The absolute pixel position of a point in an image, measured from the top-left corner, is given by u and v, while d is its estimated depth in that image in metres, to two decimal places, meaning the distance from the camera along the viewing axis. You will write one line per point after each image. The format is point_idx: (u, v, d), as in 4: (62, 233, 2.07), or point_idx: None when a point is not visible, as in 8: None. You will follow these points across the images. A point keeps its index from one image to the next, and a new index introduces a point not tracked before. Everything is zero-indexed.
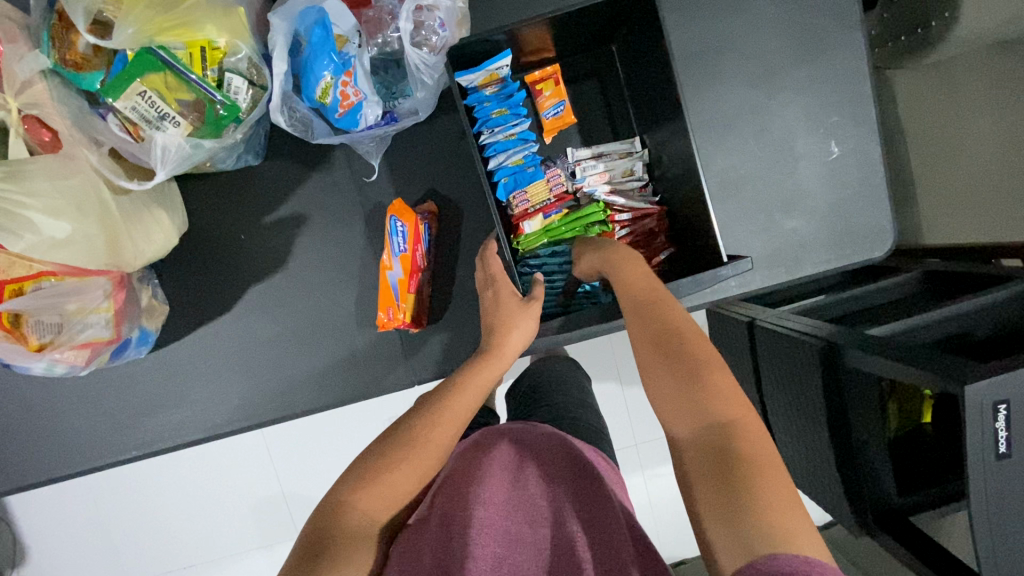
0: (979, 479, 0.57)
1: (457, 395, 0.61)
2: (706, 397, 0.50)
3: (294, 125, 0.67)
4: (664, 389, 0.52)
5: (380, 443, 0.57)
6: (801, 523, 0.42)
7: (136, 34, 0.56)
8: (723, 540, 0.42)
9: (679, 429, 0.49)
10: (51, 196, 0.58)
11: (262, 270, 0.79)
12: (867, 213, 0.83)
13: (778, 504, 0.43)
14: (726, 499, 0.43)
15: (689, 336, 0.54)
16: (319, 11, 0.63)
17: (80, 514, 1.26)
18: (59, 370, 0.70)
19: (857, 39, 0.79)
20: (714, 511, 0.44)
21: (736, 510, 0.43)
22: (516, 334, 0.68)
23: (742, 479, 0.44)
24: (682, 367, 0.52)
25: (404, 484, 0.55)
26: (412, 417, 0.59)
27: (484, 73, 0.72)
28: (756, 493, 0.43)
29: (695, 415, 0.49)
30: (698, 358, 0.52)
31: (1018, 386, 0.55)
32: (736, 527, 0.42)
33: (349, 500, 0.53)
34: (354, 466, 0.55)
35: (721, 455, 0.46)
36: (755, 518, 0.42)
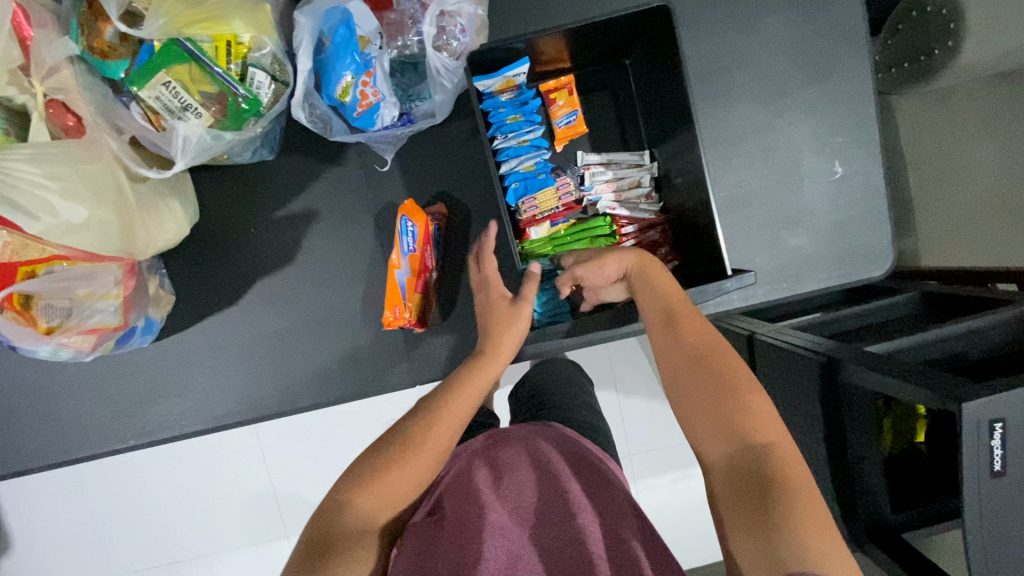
0: (973, 496, 0.58)
1: (453, 396, 0.62)
2: (740, 418, 0.54)
3: (313, 122, 0.68)
4: (697, 410, 0.56)
5: (377, 444, 0.59)
6: (832, 541, 0.46)
7: (166, 26, 0.57)
8: (754, 554, 0.47)
9: (713, 451, 0.54)
10: (71, 180, 0.59)
11: (272, 265, 0.80)
12: (869, 233, 0.84)
13: (808, 522, 0.47)
14: (757, 518, 0.48)
15: (727, 356, 0.58)
16: (343, 11, 0.64)
17: (68, 504, 1.25)
18: (65, 355, 0.70)
19: (865, 63, 0.81)
20: (746, 528, 0.48)
21: (767, 526, 0.47)
22: (512, 333, 0.68)
23: (772, 497, 0.49)
24: (720, 387, 0.56)
25: (400, 486, 0.56)
26: (412, 417, 0.60)
27: (501, 79, 0.74)
28: (787, 514, 0.47)
29: (730, 436, 0.54)
30: (735, 378, 0.56)
31: (1014, 405, 0.56)
32: (766, 541, 0.47)
33: (346, 500, 0.55)
34: (353, 468, 0.57)
35: (754, 476, 0.51)
36: (784, 533, 0.46)
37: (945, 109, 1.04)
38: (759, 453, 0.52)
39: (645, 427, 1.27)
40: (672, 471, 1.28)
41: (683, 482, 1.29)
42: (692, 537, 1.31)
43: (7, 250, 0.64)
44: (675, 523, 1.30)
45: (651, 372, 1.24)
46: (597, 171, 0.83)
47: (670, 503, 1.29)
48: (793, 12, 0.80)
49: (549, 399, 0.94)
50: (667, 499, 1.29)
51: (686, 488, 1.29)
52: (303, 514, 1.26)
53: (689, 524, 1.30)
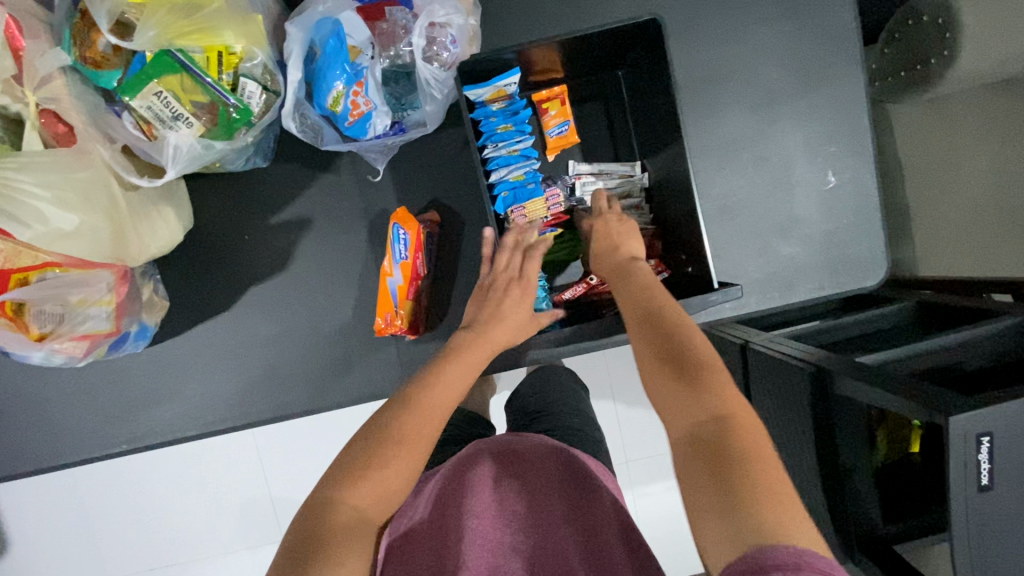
0: (960, 511, 0.58)
1: (439, 390, 0.61)
2: (704, 395, 0.51)
3: (305, 131, 0.68)
4: (663, 393, 0.54)
5: (363, 436, 0.57)
6: (795, 517, 0.43)
7: (156, 37, 0.58)
8: (717, 530, 0.44)
9: (677, 428, 0.51)
10: (62, 188, 0.59)
11: (265, 271, 0.81)
12: (861, 243, 0.84)
13: (769, 497, 0.44)
14: (716, 492, 0.45)
15: (693, 336, 0.56)
16: (334, 21, 0.64)
17: (64, 507, 1.25)
18: (57, 361, 0.70)
19: (857, 73, 0.81)
20: (709, 505, 0.45)
21: (726, 499, 0.44)
22: (502, 325, 0.69)
23: (733, 471, 0.46)
24: (686, 366, 0.53)
25: (392, 482, 0.55)
26: (396, 410, 0.59)
27: (492, 89, 0.75)
28: (747, 487, 0.45)
29: (693, 413, 0.51)
30: (699, 358, 0.54)
31: (1001, 419, 0.56)
32: (726, 517, 0.44)
33: (333, 496, 0.53)
34: (340, 464, 0.56)
35: (713, 449, 0.47)
36: (744, 506, 0.43)
37: (941, 117, 1.04)
38: (722, 427, 0.49)
39: (641, 434, 1.27)
40: (668, 478, 1.28)
41: (679, 490, 1.29)
42: (688, 545, 1.30)
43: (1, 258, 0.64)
44: (670, 531, 1.29)
45: None
46: (586, 180, 0.84)
47: (666, 510, 1.29)
48: (785, 22, 0.80)
49: (543, 407, 0.94)
50: (663, 506, 1.29)
51: (681, 496, 1.28)
52: None
53: (684, 531, 1.30)
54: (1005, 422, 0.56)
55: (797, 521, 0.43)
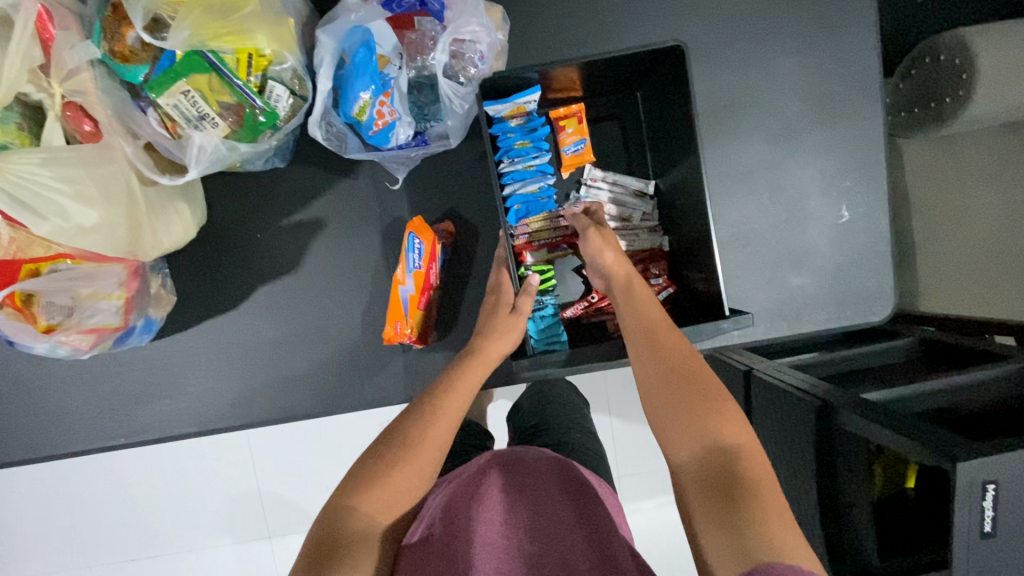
0: (963, 555, 0.58)
1: (449, 394, 0.63)
2: (717, 429, 0.57)
3: (329, 139, 0.69)
4: (669, 423, 0.60)
5: (377, 445, 0.60)
6: (790, 542, 0.49)
7: (190, 37, 0.57)
8: (725, 551, 0.50)
9: (686, 455, 0.57)
10: (83, 182, 0.59)
11: (275, 272, 0.80)
12: (870, 278, 0.85)
13: (776, 524, 0.50)
14: (727, 515, 0.51)
15: (699, 373, 0.62)
16: (365, 31, 0.64)
17: (48, 494, 1.23)
18: (62, 352, 0.70)
19: (877, 111, 0.82)
20: (717, 524, 0.52)
21: (738, 527, 0.50)
22: (499, 340, 0.69)
23: (743, 499, 0.52)
24: (700, 390, 0.60)
25: (401, 491, 0.57)
26: (407, 417, 0.62)
27: (512, 105, 0.74)
28: (754, 519, 0.50)
29: (703, 442, 0.57)
30: (707, 390, 0.60)
31: (1007, 468, 0.56)
32: (736, 541, 0.50)
33: (350, 505, 0.55)
34: (356, 470, 0.58)
35: (726, 479, 0.54)
36: (753, 530, 0.50)
37: (952, 156, 1.05)
38: (730, 455, 0.56)
39: (635, 450, 1.27)
40: (660, 496, 1.28)
41: (670, 508, 1.29)
42: (678, 565, 1.30)
43: (13, 246, 0.64)
44: (659, 548, 1.30)
45: None
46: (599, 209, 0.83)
47: (656, 527, 1.29)
48: (809, 56, 0.81)
49: (545, 422, 0.95)
50: (654, 523, 1.29)
51: (673, 514, 1.29)
52: (287, 517, 1.26)
53: (674, 551, 1.30)
54: (1012, 470, 0.56)
55: (791, 542, 0.49)
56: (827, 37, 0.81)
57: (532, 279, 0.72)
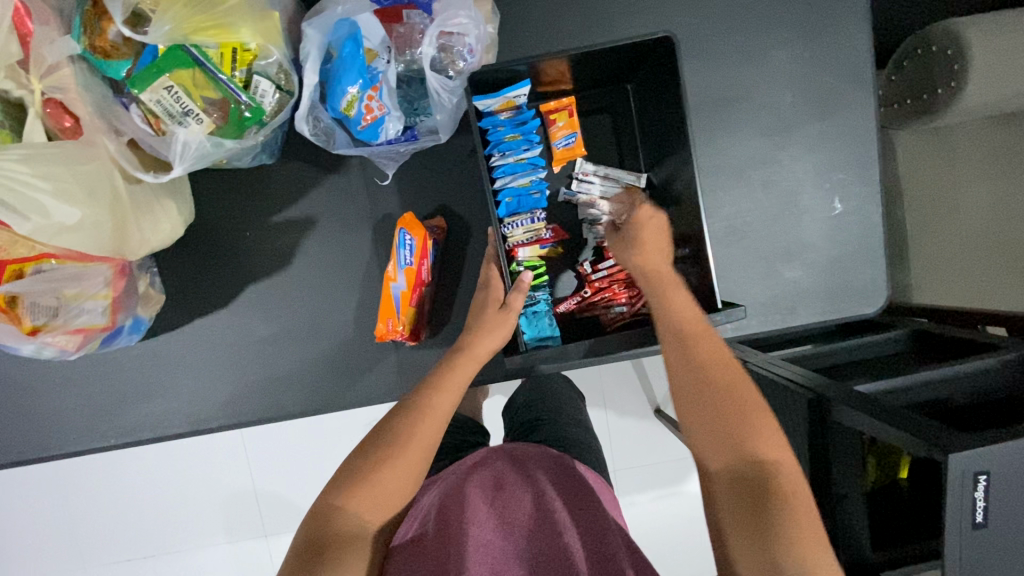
0: (954, 545, 0.58)
1: (438, 393, 0.63)
2: (755, 443, 0.56)
3: (317, 135, 0.68)
4: (706, 429, 0.57)
5: (364, 445, 0.59)
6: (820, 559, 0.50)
7: (171, 32, 0.55)
8: (756, 564, 0.51)
9: (724, 460, 0.56)
10: (65, 180, 0.58)
11: (266, 269, 0.79)
12: (863, 271, 0.85)
13: (810, 542, 0.51)
14: (763, 530, 0.51)
15: (740, 382, 0.59)
16: (352, 24, 0.63)
17: (41, 495, 1.23)
18: (47, 354, 0.69)
19: (869, 102, 0.82)
20: (754, 535, 0.51)
21: (774, 542, 0.51)
22: (488, 336, 0.69)
23: (780, 517, 0.52)
24: (739, 402, 0.58)
25: (391, 489, 0.57)
26: (396, 414, 0.61)
27: (501, 99, 0.73)
28: (790, 537, 0.51)
29: (740, 451, 0.55)
30: (748, 403, 0.58)
31: (1000, 459, 0.56)
32: (770, 557, 0.50)
33: (339, 505, 0.55)
34: (345, 468, 0.58)
35: (766, 493, 0.53)
36: (787, 551, 0.50)
37: (945, 147, 1.05)
38: (764, 464, 0.54)
39: (631, 443, 1.27)
40: (656, 487, 1.28)
41: (667, 500, 1.30)
42: (673, 556, 1.30)
43: None
44: (655, 540, 1.30)
45: (641, 390, 1.25)
46: (580, 199, 0.83)
47: (653, 519, 1.30)
48: (802, 47, 0.80)
49: (538, 418, 0.94)
50: (650, 515, 1.30)
51: (669, 506, 1.29)
52: (283, 515, 1.25)
53: (669, 543, 1.30)
54: (1003, 462, 0.57)
55: (823, 559, 0.50)
56: (820, 29, 0.80)
57: (524, 275, 0.70)
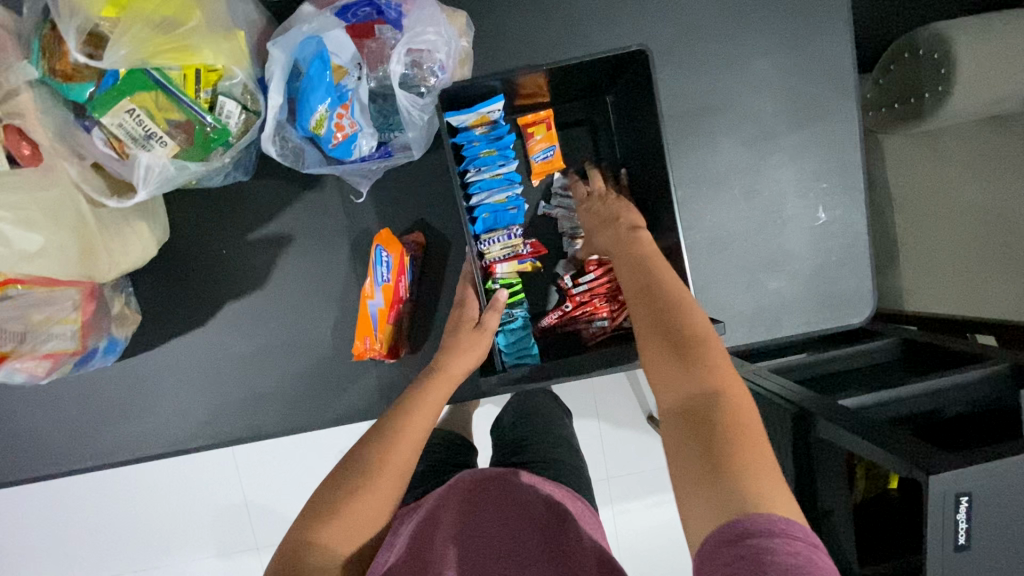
0: (937, 567, 0.57)
1: (411, 415, 0.63)
2: (703, 372, 0.51)
3: (286, 155, 0.66)
4: (656, 365, 0.53)
5: (335, 475, 0.58)
6: (777, 496, 0.43)
7: (129, 56, 0.54)
8: (703, 496, 0.44)
9: (670, 396, 0.51)
10: (27, 208, 0.57)
11: (242, 287, 0.78)
12: (849, 281, 0.84)
13: (764, 477, 0.44)
14: (707, 460, 0.46)
15: (693, 317, 0.55)
16: (319, 42, 0.62)
17: (29, 513, 1.22)
18: (18, 379, 0.68)
19: (852, 110, 0.81)
20: (700, 465, 0.46)
21: (718, 473, 0.45)
22: (463, 355, 0.68)
23: (726, 446, 0.46)
24: (692, 336, 0.53)
25: (367, 515, 0.56)
26: (369, 439, 0.61)
27: (474, 115, 0.72)
28: (738, 467, 0.45)
29: (687, 383, 0.50)
30: (699, 337, 0.53)
31: (981, 480, 0.55)
32: (720, 494, 0.44)
33: (310, 538, 0.54)
34: (317, 502, 0.56)
35: (711, 421, 0.48)
36: (737, 484, 0.44)
37: (933, 151, 1.04)
38: (716, 396, 0.49)
39: (623, 452, 1.26)
40: (649, 496, 1.27)
41: (660, 509, 1.28)
42: (668, 565, 1.29)
43: None
44: (650, 549, 1.29)
45: (631, 399, 1.23)
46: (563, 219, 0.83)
47: (647, 528, 1.29)
48: (782, 55, 0.79)
49: (524, 438, 0.93)
50: (644, 524, 1.28)
51: (662, 514, 1.28)
52: (272, 529, 1.24)
53: (663, 552, 1.29)
54: (985, 482, 0.56)
55: (785, 501, 0.44)
56: (801, 36, 0.79)
57: (499, 294, 0.70)
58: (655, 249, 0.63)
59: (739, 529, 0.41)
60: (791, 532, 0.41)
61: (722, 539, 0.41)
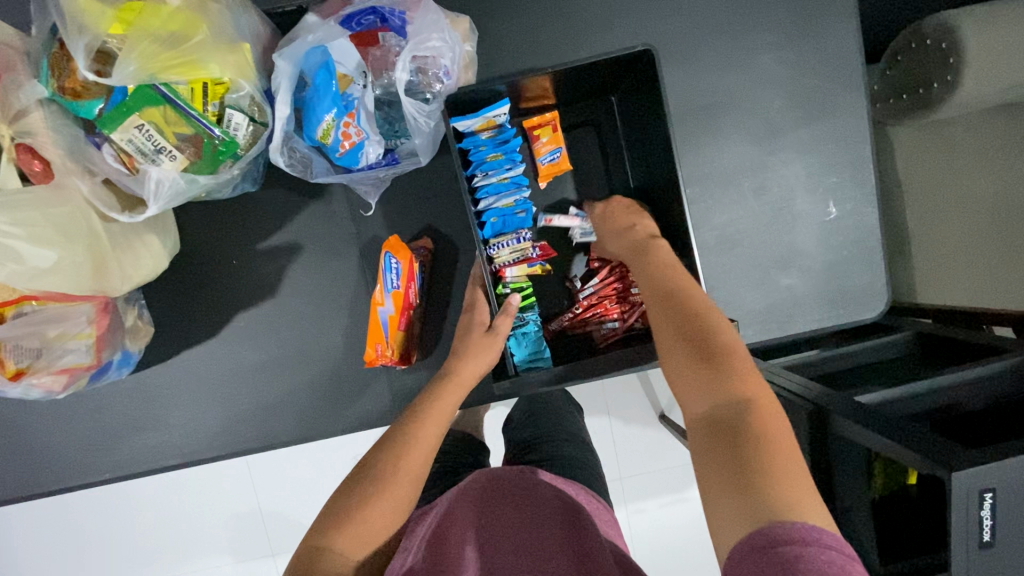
0: (961, 564, 0.57)
1: (424, 423, 0.63)
2: (729, 379, 0.51)
3: (294, 165, 0.66)
4: (680, 372, 0.54)
5: (349, 482, 0.58)
6: (806, 502, 0.43)
7: (136, 72, 0.55)
8: (732, 503, 0.44)
9: (698, 405, 0.51)
10: (38, 224, 0.57)
11: (253, 297, 0.79)
12: (862, 276, 0.83)
13: (792, 483, 0.44)
14: (735, 467, 0.45)
15: (716, 326, 0.56)
16: (323, 52, 0.62)
17: (48, 525, 1.23)
18: (35, 395, 0.69)
19: (861, 103, 0.80)
20: (728, 473, 0.46)
21: (746, 479, 0.44)
22: (476, 360, 0.69)
23: (754, 452, 0.46)
24: (716, 343, 0.54)
25: (381, 522, 0.56)
26: (380, 450, 0.61)
27: (481, 119, 0.72)
28: (765, 473, 0.44)
29: (713, 389, 0.51)
30: (723, 344, 0.54)
31: (1005, 475, 0.54)
32: (748, 499, 0.43)
33: (324, 544, 0.53)
34: (330, 509, 0.56)
35: (738, 429, 0.48)
36: (765, 490, 0.43)
37: (944, 142, 1.03)
38: (745, 408, 0.49)
39: (636, 451, 1.26)
40: (664, 496, 1.26)
41: (675, 508, 1.27)
42: (684, 565, 1.28)
43: None
44: (666, 549, 1.28)
45: (643, 399, 1.23)
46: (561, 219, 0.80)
47: (662, 528, 1.28)
48: (788, 50, 0.79)
49: (538, 434, 0.92)
50: (659, 523, 1.28)
51: (677, 514, 1.27)
52: (288, 536, 1.25)
53: (679, 552, 1.28)
54: (1008, 478, 0.55)
55: (814, 508, 0.43)
56: (808, 30, 0.78)
57: (511, 299, 0.71)
58: (676, 260, 0.64)
59: (769, 536, 0.41)
60: (822, 540, 0.40)
61: (755, 545, 0.40)
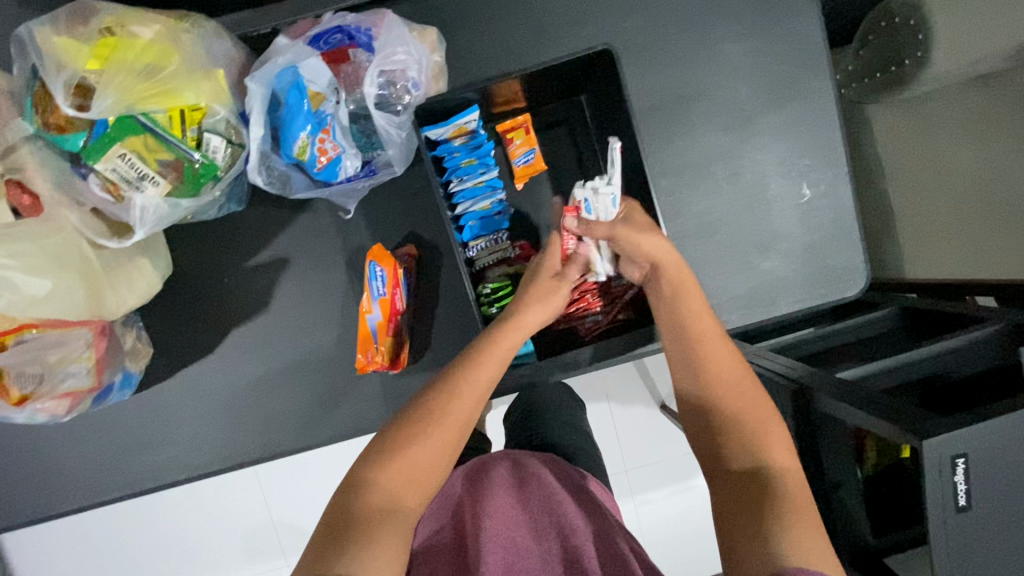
0: (940, 529, 0.58)
1: (478, 368, 0.64)
2: (765, 445, 0.59)
3: (273, 183, 0.69)
4: (719, 430, 0.62)
5: (401, 418, 0.61)
6: (814, 553, 0.50)
7: (115, 104, 0.58)
8: (749, 548, 0.52)
9: (736, 460, 0.59)
10: (30, 255, 0.60)
11: (247, 313, 0.81)
12: (841, 254, 0.84)
13: (804, 533, 0.52)
14: (757, 516, 0.53)
15: (754, 392, 0.63)
16: (294, 72, 0.65)
17: (69, 545, 1.26)
18: (41, 419, 0.72)
19: (828, 84, 0.81)
20: (750, 524, 0.53)
21: (767, 528, 0.52)
22: (536, 311, 0.70)
23: (778, 505, 0.54)
24: (758, 406, 0.62)
25: (423, 458, 0.58)
26: (422, 399, 0.62)
27: (452, 127, 0.75)
28: (782, 524, 0.52)
29: (751, 451, 0.59)
30: (764, 410, 0.62)
31: (976, 440, 0.56)
32: (767, 544, 0.51)
33: (371, 477, 0.56)
34: (378, 443, 0.59)
35: (766, 486, 0.56)
36: (783, 538, 0.51)
37: None
38: (768, 469, 0.57)
39: (638, 442, 1.27)
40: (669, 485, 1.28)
41: (681, 497, 1.29)
42: (694, 552, 1.30)
43: None
44: (675, 537, 1.30)
45: (641, 390, 1.24)
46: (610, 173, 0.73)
47: (670, 516, 1.29)
48: (752, 38, 0.80)
49: (533, 428, 0.95)
50: (666, 512, 1.29)
51: (684, 502, 1.29)
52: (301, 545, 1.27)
53: (688, 539, 1.29)
54: (980, 443, 0.56)
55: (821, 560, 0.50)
56: (769, 17, 0.80)
57: (587, 241, 0.76)
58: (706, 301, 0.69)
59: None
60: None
61: None
